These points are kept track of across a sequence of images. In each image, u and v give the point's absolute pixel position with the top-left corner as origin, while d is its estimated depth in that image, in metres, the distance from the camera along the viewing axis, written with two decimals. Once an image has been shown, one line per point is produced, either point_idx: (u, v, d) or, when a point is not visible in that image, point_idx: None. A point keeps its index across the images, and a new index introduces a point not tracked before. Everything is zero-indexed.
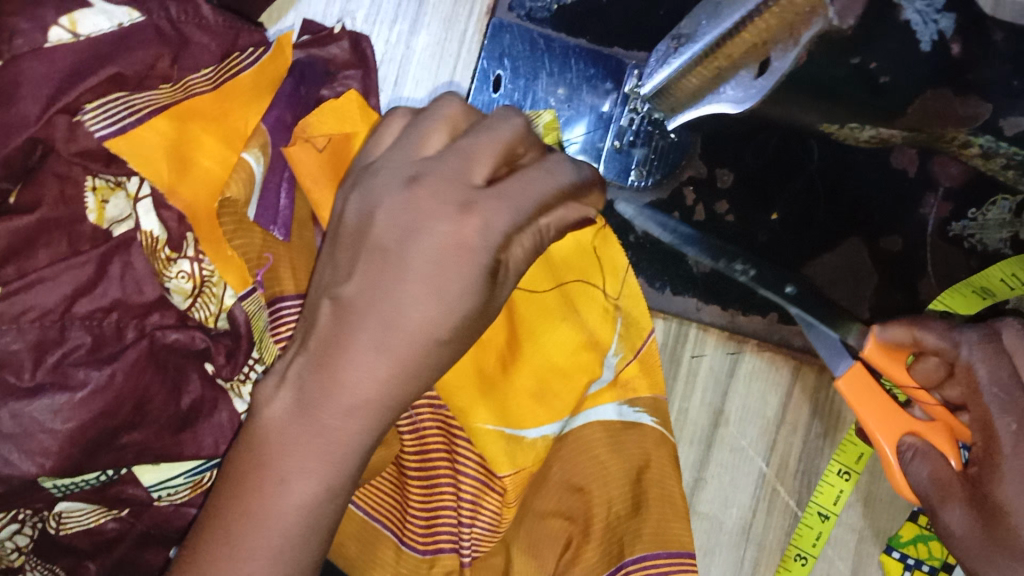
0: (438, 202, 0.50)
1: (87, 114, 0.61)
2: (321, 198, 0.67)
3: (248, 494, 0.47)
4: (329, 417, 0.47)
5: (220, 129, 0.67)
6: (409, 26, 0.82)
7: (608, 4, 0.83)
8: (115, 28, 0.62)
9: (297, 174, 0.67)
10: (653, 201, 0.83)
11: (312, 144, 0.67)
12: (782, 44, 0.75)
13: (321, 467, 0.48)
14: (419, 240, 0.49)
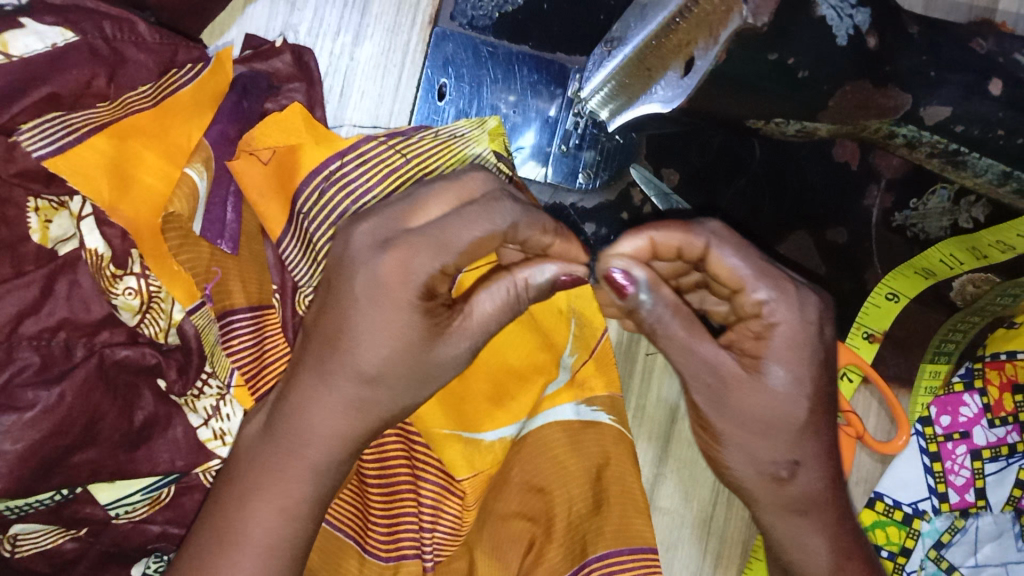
0: (380, 257, 0.52)
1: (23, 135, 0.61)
2: (269, 209, 0.68)
3: (224, 518, 0.55)
4: (292, 450, 0.55)
5: (161, 146, 0.66)
6: (351, 38, 0.82)
7: (550, 10, 0.84)
8: (47, 49, 0.62)
9: (241, 185, 0.68)
10: (600, 202, 0.84)
11: (257, 156, 0.68)
12: (702, 43, 0.68)
13: (282, 490, 0.55)
14: (362, 287, 0.53)
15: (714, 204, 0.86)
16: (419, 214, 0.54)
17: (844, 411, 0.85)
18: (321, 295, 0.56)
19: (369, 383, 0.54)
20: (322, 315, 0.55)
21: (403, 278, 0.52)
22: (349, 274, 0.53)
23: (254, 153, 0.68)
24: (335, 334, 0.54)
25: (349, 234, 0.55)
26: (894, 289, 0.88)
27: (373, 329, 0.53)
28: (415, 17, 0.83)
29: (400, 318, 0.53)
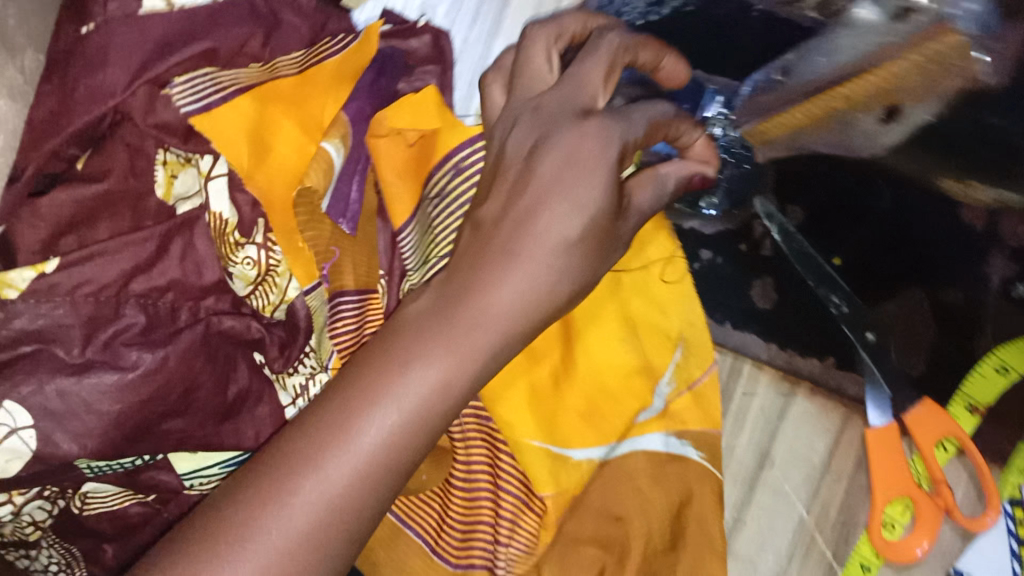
0: (573, 134, 0.56)
1: (176, 88, 0.61)
2: (399, 187, 0.66)
3: (375, 370, 0.51)
4: (466, 313, 0.52)
5: (299, 114, 0.64)
6: (492, 25, 0.79)
7: (694, 24, 0.81)
8: (209, 1, 0.63)
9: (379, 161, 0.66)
10: (720, 231, 0.82)
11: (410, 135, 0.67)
12: (913, 95, 0.66)
13: (445, 352, 0.51)
14: (557, 157, 0.55)
15: (831, 250, 0.82)
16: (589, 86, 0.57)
17: (935, 480, 0.78)
18: (504, 180, 0.57)
19: (560, 257, 0.55)
20: (510, 199, 0.56)
21: (600, 146, 0.55)
22: (547, 150, 0.55)
23: (405, 130, 0.65)
24: (527, 204, 0.55)
25: (535, 115, 0.57)
26: (1006, 362, 0.79)
27: (564, 194, 0.54)
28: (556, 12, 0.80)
29: (586, 174, 0.55)
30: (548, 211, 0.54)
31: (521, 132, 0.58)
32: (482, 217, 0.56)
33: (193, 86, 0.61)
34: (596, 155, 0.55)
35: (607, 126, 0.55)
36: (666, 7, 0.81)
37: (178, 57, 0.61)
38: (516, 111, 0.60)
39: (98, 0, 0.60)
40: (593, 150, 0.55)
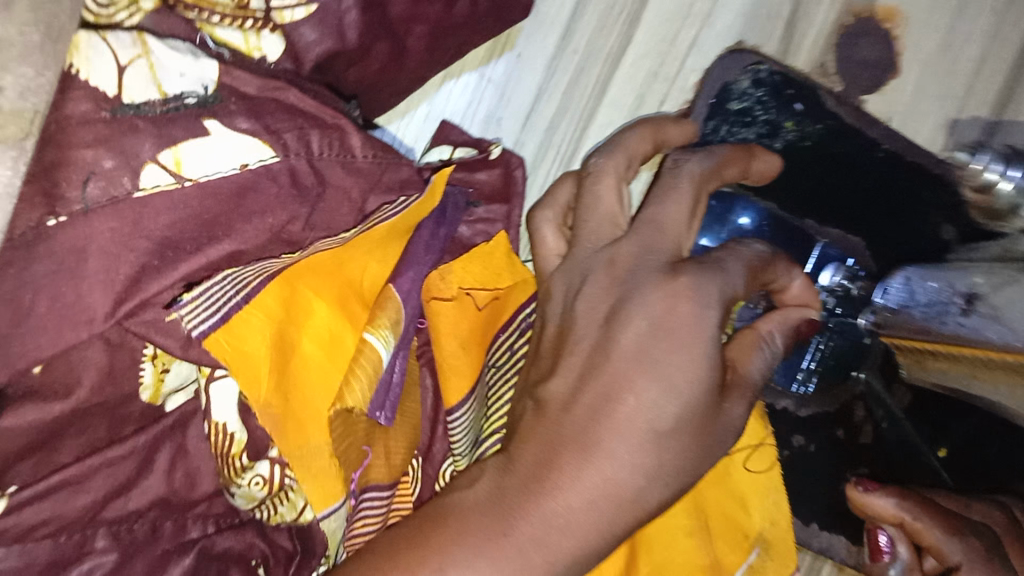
0: (660, 322, 0.49)
1: (184, 309, 0.41)
2: (456, 366, 0.55)
3: (418, 559, 0.46)
4: (533, 505, 0.47)
5: (337, 290, 0.50)
6: (570, 149, 0.63)
7: (813, 163, 0.66)
8: (234, 172, 0.42)
9: (435, 332, 0.56)
10: (819, 412, 0.67)
11: (474, 299, 0.57)
12: None
13: (506, 549, 0.46)
14: (643, 338, 0.49)
15: None
16: (659, 236, 0.53)
17: None
18: (580, 355, 0.51)
19: (645, 452, 0.48)
20: (584, 382, 0.50)
21: (692, 328, 0.49)
22: (629, 327, 0.50)
23: (470, 293, 0.57)
24: (609, 388, 0.48)
25: (608, 272, 0.53)
26: None
27: (655, 379, 0.48)
28: None
29: (674, 350, 0.48)
30: (638, 393, 0.48)
31: (589, 296, 0.53)
32: (551, 394, 0.51)
33: (209, 299, 0.42)
34: (688, 334, 0.49)
35: (697, 297, 0.49)
36: (779, 139, 0.65)
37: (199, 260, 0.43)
38: (586, 268, 0.54)
39: (76, 180, 0.39)
40: (682, 325, 0.49)
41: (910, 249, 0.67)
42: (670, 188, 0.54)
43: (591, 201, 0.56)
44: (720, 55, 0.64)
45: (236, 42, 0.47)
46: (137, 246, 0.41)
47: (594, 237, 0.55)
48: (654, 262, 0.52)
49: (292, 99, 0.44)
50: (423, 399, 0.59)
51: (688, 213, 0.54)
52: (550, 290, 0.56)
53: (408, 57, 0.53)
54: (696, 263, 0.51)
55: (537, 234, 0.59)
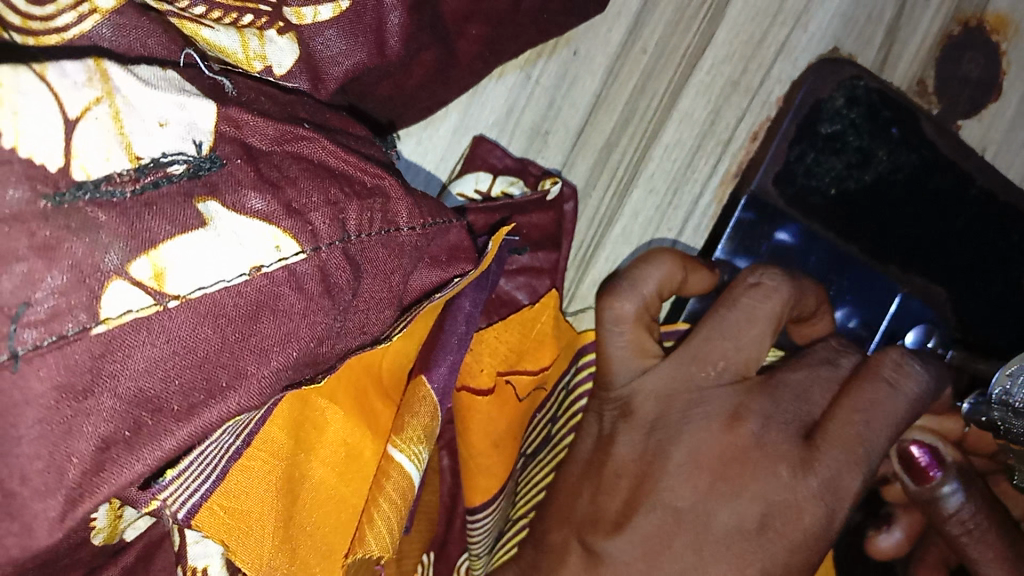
0: (773, 514, 0.39)
1: (169, 489, 0.28)
2: (483, 464, 0.45)
3: None
4: None
5: (355, 401, 0.38)
6: (628, 173, 0.52)
7: (906, 200, 0.55)
8: (242, 278, 0.27)
9: (463, 430, 0.45)
10: None
11: (514, 388, 0.47)
12: None
13: None
14: (712, 480, 0.39)
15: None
16: (800, 410, 0.41)
17: None
18: (655, 519, 0.39)
19: None
20: (659, 556, 0.39)
21: (806, 537, 0.39)
22: (735, 512, 0.39)
23: (510, 381, 0.46)
24: (674, 549, 0.39)
25: (724, 421, 0.40)
26: None
27: (731, 528, 0.39)
28: (718, 159, 0.53)
29: (752, 489, 0.39)
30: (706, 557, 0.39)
31: (693, 440, 0.40)
32: (608, 555, 0.40)
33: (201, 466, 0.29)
34: (759, 464, 0.39)
35: (772, 421, 0.40)
36: (870, 171, 0.54)
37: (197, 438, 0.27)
38: (696, 401, 0.41)
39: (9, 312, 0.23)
40: (752, 457, 0.39)
41: (996, 305, 0.56)
42: (751, 301, 0.41)
43: (743, 316, 0.41)
44: (813, 63, 0.53)
45: (229, 49, 0.32)
46: (98, 414, 0.24)
47: (719, 361, 0.41)
48: (788, 442, 0.39)
49: (321, 155, 0.30)
50: (440, 481, 0.49)
51: (763, 325, 0.41)
52: (631, 409, 0.42)
53: (454, 65, 0.40)
54: (841, 446, 0.39)
55: (612, 330, 0.43)
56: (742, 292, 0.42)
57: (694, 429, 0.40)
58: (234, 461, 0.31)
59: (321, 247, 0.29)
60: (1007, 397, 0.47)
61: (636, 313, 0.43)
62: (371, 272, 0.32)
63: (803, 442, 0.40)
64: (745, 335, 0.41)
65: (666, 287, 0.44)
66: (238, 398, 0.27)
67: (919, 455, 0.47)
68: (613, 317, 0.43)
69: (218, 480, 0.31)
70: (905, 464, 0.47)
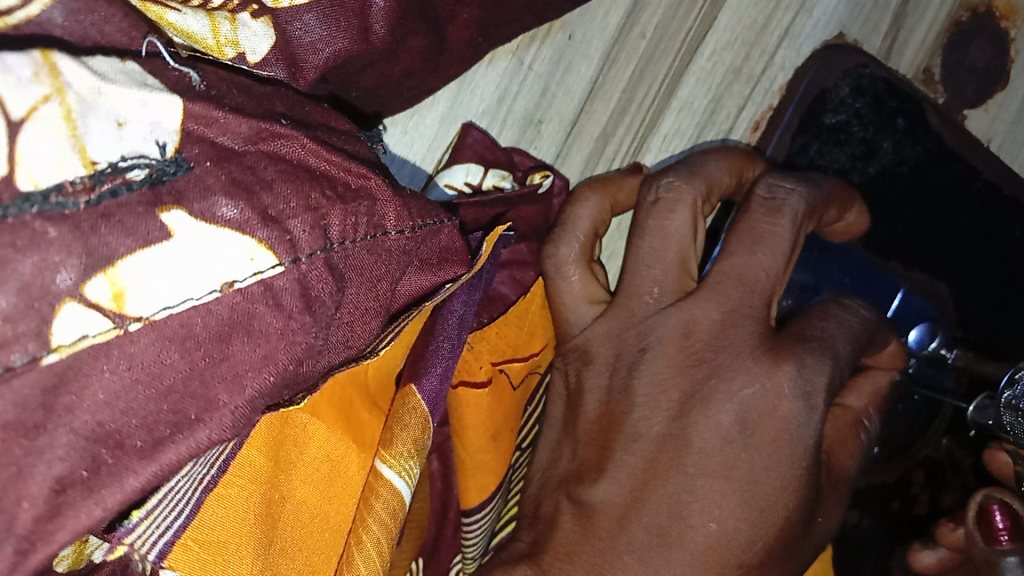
0: (750, 415, 0.38)
1: (141, 530, 0.26)
2: (482, 463, 0.43)
3: None
4: None
5: (339, 404, 0.35)
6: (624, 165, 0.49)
7: (908, 193, 0.54)
8: (212, 295, 0.24)
9: (459, 429, 0.42)
10: (871, 481, 0.57)
11: (508, 376, 0.44)
12: None
13: None
14: (682, 399, 0.39)
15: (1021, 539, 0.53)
16: (746, 295, 0.40)
17: None
18: (638, 454, 0.39)
19: (739, 513, 0.38)
20: (646, 490, 0.39)
21: (785, 432, 0.39)
22: (712, 423, 0.38)
23: (504, 370, 0.44)
24: (660, 463, 0.39)
25: (676, 343, 0.39)
26: None
27: (715, 436, 0.38)
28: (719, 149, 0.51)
29: (722, 392, 0.38)
30: (698, 477, 0.38)
31: (652, 371, 0.40)
32: (598, 503, 0.40)
33: (173, 500, 0.27)
34: (716, 372, 0.39)
35: (707, 327, 0.39)
36: (874, 163, 0.53)
37: (169, 471, 0.24)
38: (645, 331, 0.40)
39: None
40: (704, 376, 0.39)
41: (996, 298, 0.55)
42: (658, 222, 0.41)
43: (657, 236, 0.41)
44: (817, 50, 0.50)
45: (197, 35, 0.29)
46: (52, 452, 0.22)
47: (654, 288, 0.41)
48: (747, 335, 0.39)
49: (300, 154, 0.27)
50: (430, 486, 0.46)
51: (682, 241, 0.41)
52: (590, 355, 0.42)
53: (444, 52, 0.37)
54: (798, 340, 0.40)
55: (558, 280, 0.43)
56: (647, 213, 0.42)
57: (647, 350, 0.40)
58: (209, 491, 0.29)
59: (301, 258, 0.26)
60: (1016, 400, 0.44)
61: (576, 255, 0.43)
62: (355, 280, 0.29)
63: (766, 338, 0.40)
64: (666, 242, 0.41)
65: (599, 225, 0.44)
66: (208, 431, 0.24)
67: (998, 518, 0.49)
68: (555, 265, 0.43)
69: (192, 514, 0.28)
70: (979, 519, 0.50)
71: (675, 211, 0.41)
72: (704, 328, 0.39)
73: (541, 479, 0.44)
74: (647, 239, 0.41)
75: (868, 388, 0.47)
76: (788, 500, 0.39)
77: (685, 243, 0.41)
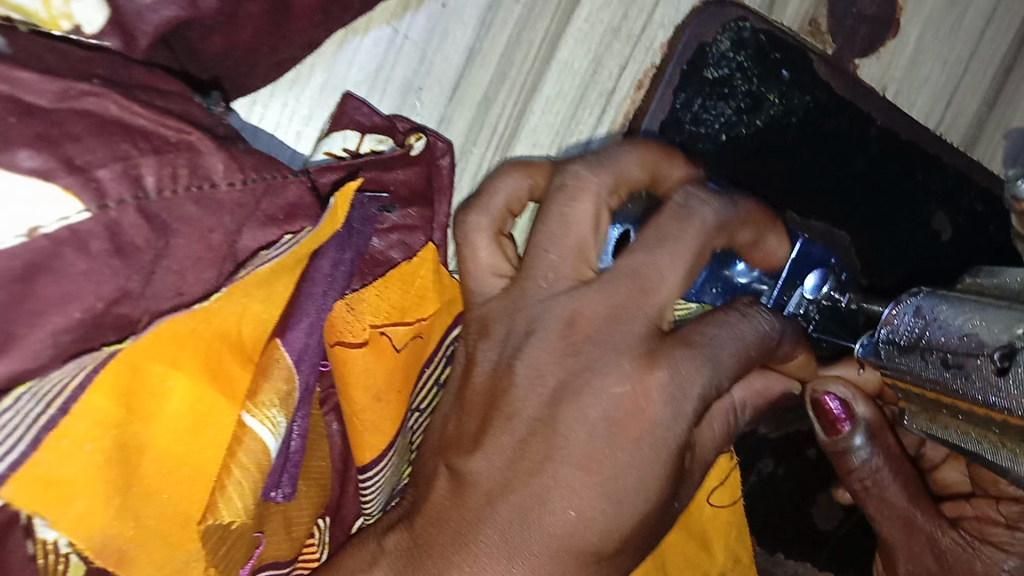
0: (617, 412, 0.39)
1: None
2: (367, 422, 0.44)
3: None
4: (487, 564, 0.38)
5: (203, 362, 0.36)
6: (508, 130, 0.51)
7: (798, 144, 0.55)
8: (17, 240, 0.26)
9: (343, 386, 0.44)
10: (787, 431, 0.59)
11: (390, 339, 0.45)
12: None
13: None
14: (560, 387, 0.40)
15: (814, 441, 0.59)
16: (636, 293, 0.41)
17: None
18: (512, 433, 0.40)
19: (603, 503, 0.39)
20: (516, 471, 0.39)
21: (649, 434, 0.40)
22: (579, 416, 0.39)
23: (385, 333, 0.45)
24: (530, 450, 0.39)
25: (559, 329, 0.41)
26: None
27: (583, 425, 0.39)
28: (603, 110, 0.52)
29: (594, 381, 0.40)
30: (566, 466, 0.39)
31: (537, 351, 0.41)
32: (472, 475, 0.40)
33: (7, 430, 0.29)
34: (591, 362, 0.40)
35: (592, 318, 0.41)
36: (761, 115, 0.54)
37: None
38: (535, 314, 0.42)
39: None
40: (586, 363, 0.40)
41: (889, 236, 0.58)
42: (561, 213, 0.43)
43: (556, 223, 0.42)
44: (698, 6, 0.51)
45: (30, 9, 0.31)
46: None
47: (549, 273, 0.42)
48: (631, 336, 0.41)
49: (114, 109, 0.29)
50: (331, 446, 0.48)
51: (589, 231, 0.43)
52: (488, 328, 0.43)
53: (289, 15, 0.38)
54: (683, 345, 0.41)
55: (466, 247, 0.45)
56: (552, 199, 0.43)
57: (534, 335, 0.41)
58: (47, 430, 0.30)
59: (109, 205, 0.28)
60: (892, 334, 0.46)
61: (482, 226, 0.45)
62: (183, 231, 0.31)
63: (648, 338, 0.41)
64: (565, 227, 0.42)
65: (513, 203, 0.45)
66: (11, 364, 0.27)
67: (832, 405, 0.49)
68: (464, 231, 0.45)
69: (28, 450, 0.30)
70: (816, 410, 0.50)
71: (580, 206, 0.43)
72: (585, 317, 0.41)
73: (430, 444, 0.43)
74: (546, 224, 0.43)
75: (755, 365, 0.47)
76: (647, 498, 0.40)
77: (585, 243, 0.43)
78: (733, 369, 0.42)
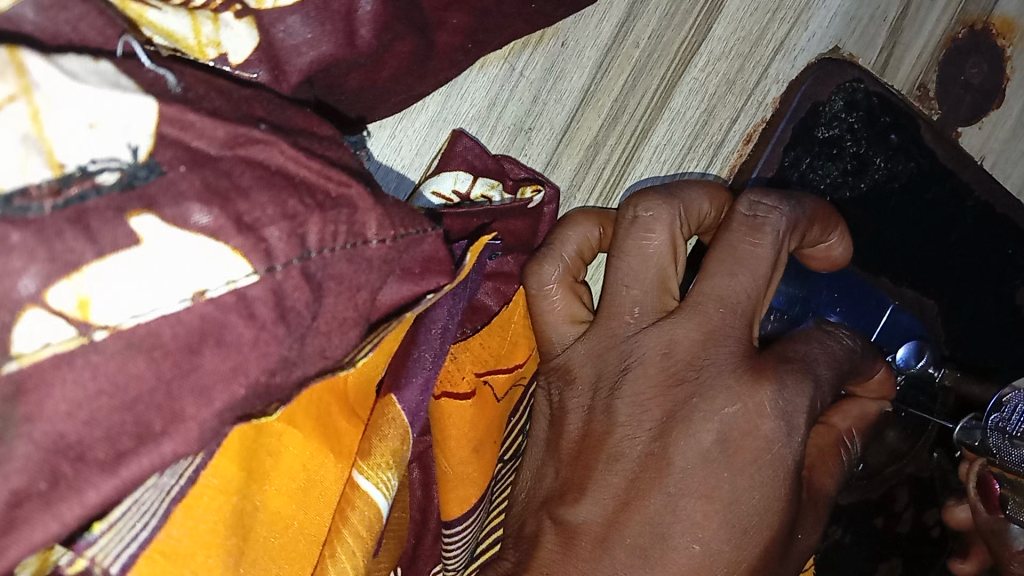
0: (732, 433, 0.38)
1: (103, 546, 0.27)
2: (462, 475, 0.42)
3: None
4: None
5: (320, 420, 0.34)
6: (614, 175, 0.49)
7: (899, 208, 0.54)
8: (182, 305, 0.24)
9: (440, 438, 0.42)
10: (857, 500, 0.57)
11: (491, 389, 0.44)
12: None
13: None
14: (665, 420, 0.39)
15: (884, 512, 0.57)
16: (726, 315, 0.39)
17: None
18: (620, 475, 0.39)
19: (722, 536, 0.39)
20: (626, 510, 0.39)
21: (765, 451, 0.39)
22: (692, 442, 0.38)
23: (488, 382, 0.43)
24: (642, 474, 0.39)
25: (658, 360, 0.39)
26: None
27: (688, 454, 0.38)
28: (708, 164, 0.50)
29: (695, 413, 0.38)
30: (682, 501, 0.38)
31: (633, 391, 0.39)
32: (581, 524, 0.40)
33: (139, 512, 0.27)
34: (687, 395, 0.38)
35: (693, 356, 0.38)
36: (866, 177, 0.53)
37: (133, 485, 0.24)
38: (626, 352, 0.39)
39: None
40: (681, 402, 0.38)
41: (977, 317, 0.56)
42: (636, 245, 0.39)
43: (635, 257, 0.39)
44: (812, 64, 0.50)
45: (178, 33, 0.28)
46: (12, 463, 0.21)
47: (634, 309, 0.40)
48: (726, 354, 0.39)
49: (280, 160, 0.26)
50: (410, 496, 0.45)
51: (670, 257, 0.40)
52: (571, 374, 0.41)
53: (430, 57, 0.36)
54: (778, 360, 0.40)
55: (541, 299, 0.42)
56: (625, 233, 0.40)
57: (631, 373, 0.39)
58: (177, 501, 0.28)
59: (276, 266, 0.25)
60: (1004, 423, 0.45)
61: (559, 276, 0.42)
62: (334, 290, 0.28)
63: (747, 355, 0.39)
64: (644, 260, 0.39)
65: (586, 250, 0.43)
66: (173, 444, 0.24)
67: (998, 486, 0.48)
68: (537, 284, 0.42)
69: (158, 525, 0.28)
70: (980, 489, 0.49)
71: (647, 224, 0.39)
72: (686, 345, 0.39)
73: (524, 501, 0.43)
74: (620, 254, 0.40)
75: (855, 411, 0.47)
76: (771, 522, 0.39)
77: (665, 263, 0.40)
78: (833, 386, 0.42)
